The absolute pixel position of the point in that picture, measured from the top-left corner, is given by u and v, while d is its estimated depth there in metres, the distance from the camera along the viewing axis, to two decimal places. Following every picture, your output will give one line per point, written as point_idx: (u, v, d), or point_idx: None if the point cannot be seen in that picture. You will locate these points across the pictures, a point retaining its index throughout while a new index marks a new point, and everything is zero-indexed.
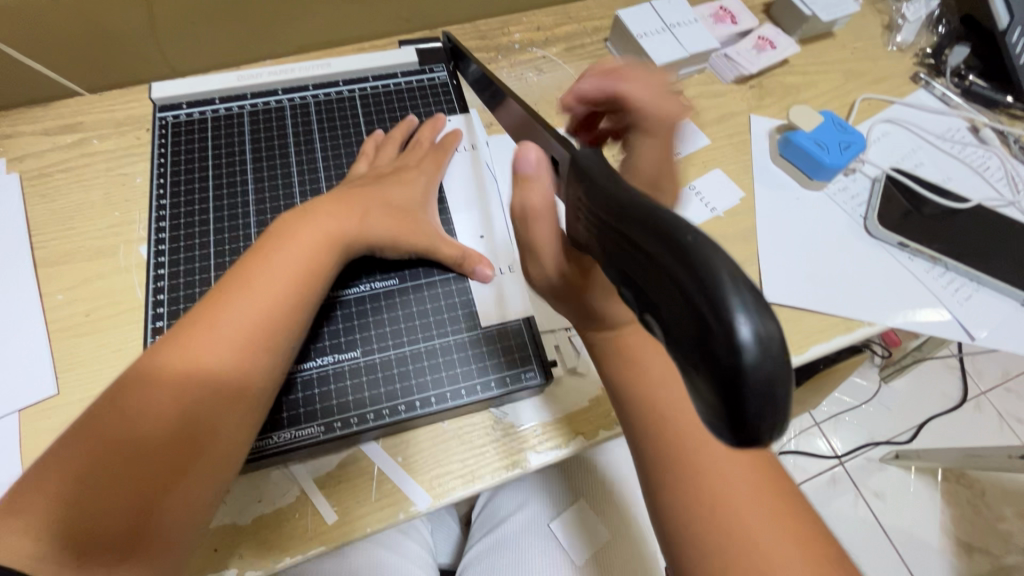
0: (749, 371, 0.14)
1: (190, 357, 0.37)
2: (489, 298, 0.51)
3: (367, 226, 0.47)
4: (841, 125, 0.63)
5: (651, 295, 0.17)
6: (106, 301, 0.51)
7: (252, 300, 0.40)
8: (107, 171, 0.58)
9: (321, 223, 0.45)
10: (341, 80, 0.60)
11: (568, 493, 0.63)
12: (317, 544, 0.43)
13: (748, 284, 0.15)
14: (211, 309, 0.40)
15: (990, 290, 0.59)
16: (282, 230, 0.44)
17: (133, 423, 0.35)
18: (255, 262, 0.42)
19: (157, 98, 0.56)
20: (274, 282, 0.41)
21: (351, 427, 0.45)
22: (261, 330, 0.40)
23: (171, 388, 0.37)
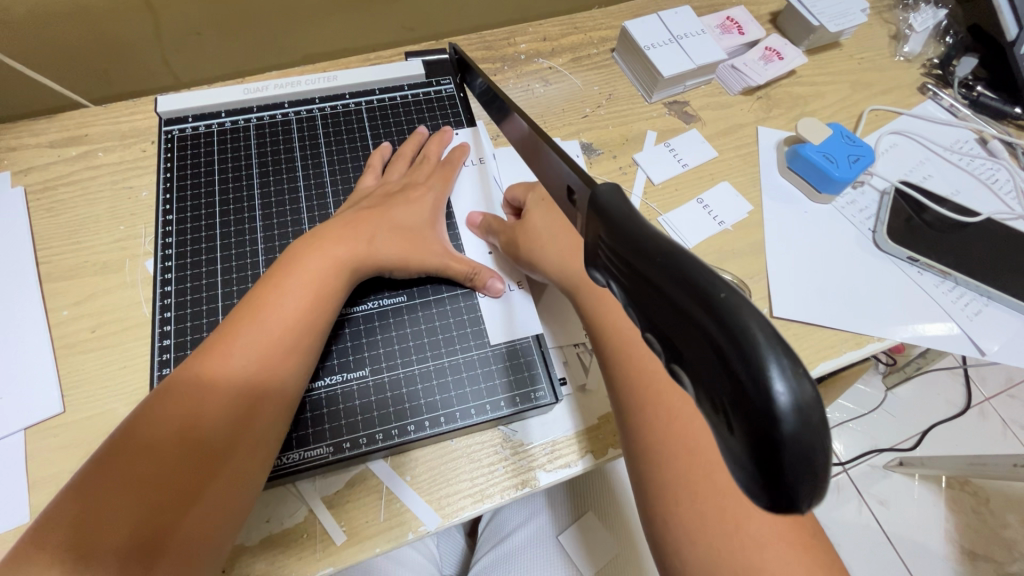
0: (787, 433, 0.15)
1: (206, 385, 0.39)
2: (498, 315, 0.51)
3: (375, 249, 0.47)
4: (849, 138, 0.62)
5: (676, 350, 0.18)
6: (112, 317, 0.51)
7: (265, 327, 0.41)
8: (113, 184, 0.58)
9: (330, 248, 0.45)
10: (348, 93, 0.59)
11: (577, 506, 0.63)
12: (326, 565, 0.43)
13: (780, 343, 0.15)
14: (223, 338, 0.41)
15: (999, 305, 0.59)
16: (291, 258, 0.45)
17: (154, 450, 0.36)
18: (266, 290, 0.43)
19: (163, 111, 0.55)
20: (285, 308, 0.42)
21: (361, 448, 0.45)
22: (274, 357, 0.41)
23: (189, 414, 0.37)
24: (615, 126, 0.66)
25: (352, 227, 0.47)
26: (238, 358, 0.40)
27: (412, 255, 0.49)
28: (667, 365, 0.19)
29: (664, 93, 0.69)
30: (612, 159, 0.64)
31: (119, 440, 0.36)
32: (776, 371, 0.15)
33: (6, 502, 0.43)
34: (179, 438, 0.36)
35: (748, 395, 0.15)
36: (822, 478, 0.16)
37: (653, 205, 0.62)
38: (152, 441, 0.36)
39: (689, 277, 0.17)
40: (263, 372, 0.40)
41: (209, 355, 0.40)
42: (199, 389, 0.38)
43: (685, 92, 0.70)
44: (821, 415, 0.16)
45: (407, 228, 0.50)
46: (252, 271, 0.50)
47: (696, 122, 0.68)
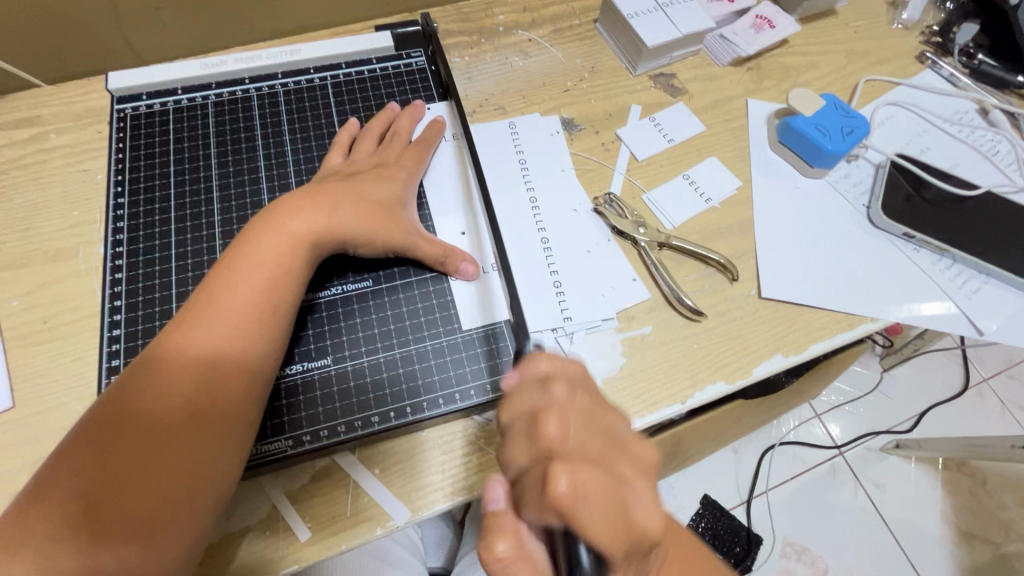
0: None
1: (172, 375, 0.37)
2: (475, 301, 0.48)
3: (336, 224, 0.44)
4: (843, 109, 0.59)
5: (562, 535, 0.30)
6: (65, 307, 0.48)
7: (229, 311, 0.39)
8: (67, 168, 0.55)
9: (297, 218, 0.43)
10: (313, 67, 0.56)
11: None
12: (290, 562, 0.41)
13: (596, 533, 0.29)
14: (183, 325, 0.39)
15: (999, 283, 0.56)
16: (246, 238, 0.42)
17: (123, 424, 0.35)
18: (223, 272, 0.41)
19: (113, 89, 0.52)
20: (249, 284, 0.40)
21: (321, 441, 0.43)
22: (238, 331, 0.39)
23: (155, 388, 0.37)
24: (598, 99, 0.63)
25: (312, 199, 0.44)
26: (203, 336, 0.38)
27: (374, 231, 0.46)
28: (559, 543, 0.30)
29: (650, 65, 0.65)
30: (594, 135, 0.61)
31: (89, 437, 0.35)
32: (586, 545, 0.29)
33: None
34: (158, 429, 0.36)
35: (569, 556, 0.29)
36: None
37: (636, 181, 0.59)
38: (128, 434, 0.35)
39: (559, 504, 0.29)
40: (228, 347, 0.38)
41: (167, 344, 0.38)
42: (168, 377, 0.37)
43: (672, 64, 0.67)
44: None
45: (373, 205, 0.46)
46: (209, 256, 0.47)
47: (682, 95, 0.65)
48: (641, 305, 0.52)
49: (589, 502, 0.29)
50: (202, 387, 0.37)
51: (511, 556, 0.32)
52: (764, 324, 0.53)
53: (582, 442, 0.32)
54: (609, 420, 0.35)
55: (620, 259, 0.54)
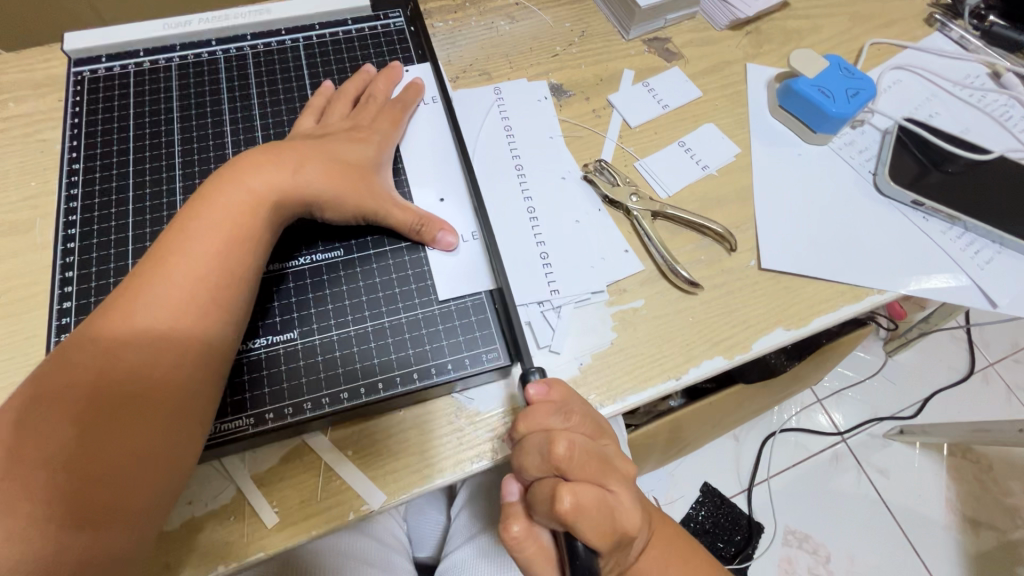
0: None
1: (123, 343, 0.34)
2: (454, 272, 0.45)
3: (300, 181, 0.41)
4: (847, 70, 0.56)
5: None
6: (18, 282, 0.45)
7: (185, 271, 0.36)
8: (25, 137, 0.52)
9: (255, 176, 0.40)
10: (284, 28, 0.53)
11: None
12: (256, 550, 0.38)
13: None
14: (129, 292, 0.35)
15: (1012, 252, 0.53)
16: (197, 198, 0.39)
17: (58, 394, 0.32)
18: (173, 235, 0.38)
19: (70, 50, 0.49)
20: (202, 246, 0.37)
21: (286, 419, 0.40)
22: (189, 294, 0.36)
23: (95, 357, 0.33)
24: (588, 64, 0.60)
25: (274, 157, 0.41)
26: (150, 302, 0.35)
27: (342, 192, 0.42)
28: None
29: (643, 29, 0.62)
30: (584, 101, 0.58)
31: (27, 419, 0.32)
32: None
33: None
34: (114, 400, 0.33)
35: None
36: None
37: (629, 149, 0.56)
38: (78, 408, 0.32)
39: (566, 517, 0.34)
40: (180, 313, 0.36)
41: (114, 308, 0.35)
42: (119, 347, 0.34)
43: (667, 28, 0.63)
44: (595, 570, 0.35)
45: (341, 165, 0.43)
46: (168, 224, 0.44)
47: (678, 59, 0.61)
48: (634, 278, 0.49)
49: (585, 512, 0.34)
50: (149, 355, 0.34)
51: (523, 535, 0.38)
52: (763, 296, 0.50)
53: (587, 470, 0.36)
54: (600, 444, 0.39)
55: (611, 229, 0.51)
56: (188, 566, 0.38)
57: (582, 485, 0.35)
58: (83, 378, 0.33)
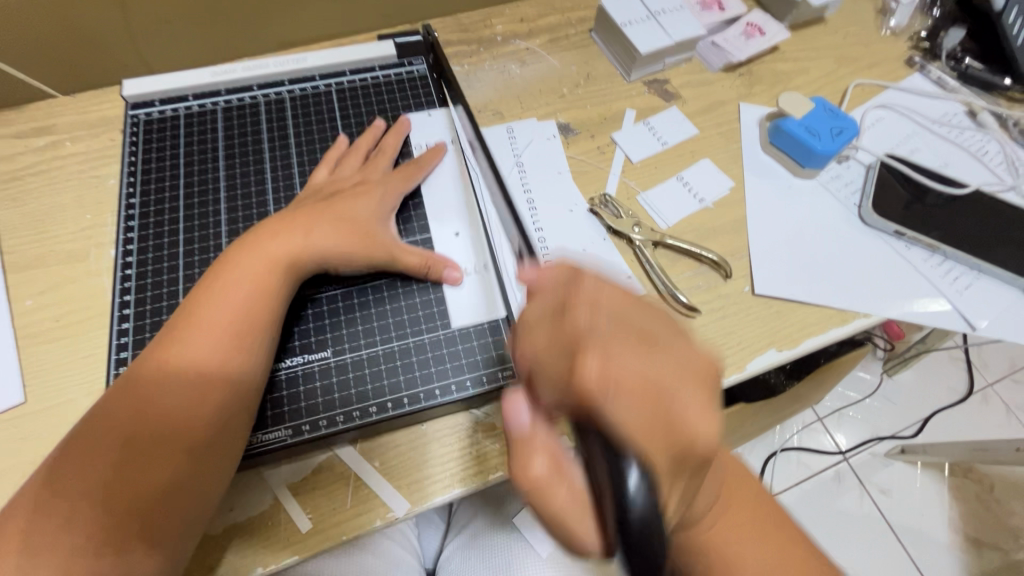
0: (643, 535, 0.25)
1: (160, 390, 0.38)
2: (463, 304, 0.49)
3: (313, 242, 0.46)
4: (831, 111, 0.61)
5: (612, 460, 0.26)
6: (75, 306, 0.50)
7: (214, 325, 0.41)
8: (81, 173, 0.57)
9: (276, 241, 0.45)
10: (318, 75, 0.58)
11: None
12: (291, 553, 0.42)
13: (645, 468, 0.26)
14: (164, 346, 0.40)
15: (990, 277, 0.57)
16: (224, 263, 0.44)
17: (100, 435, 0.37)
18: (203, 295, 0.42)
19: (128, 96, 0.54)
20: (226, 301, 0.42)
21: (320, 430, 0.44)
22: (213, 344, 0.40)
23: (131, 402, 0.38)
24: (593, 105, 0.65)
25: (289, 224, 0.46)
26: (179, 354, 0.39)
27: (350, 247, 0.47)
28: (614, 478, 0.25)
29: (643, 72, 0.67)
30: (590, 139, 0.63)
31: (75, 464, 0.36)
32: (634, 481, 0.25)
33: None
34: (152, 442, 0.37)
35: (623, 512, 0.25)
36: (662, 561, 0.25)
37: (631, 183, 0.60)
38: (122, 450, 0.36)
39: (581, 404, 0.28)
40: (205, 364, 0.40)
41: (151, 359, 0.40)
42: (151, 394, 0.38)
43: (665, 70, 0.69)
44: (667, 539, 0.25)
45: (347, 221, 0.48)
46: (215, 253, 0.49)
47: (676, 100, 0.66)
48: None
49: (618, 389, 0.28)
50: (178, 400, 0.38)
51: (547, 478, 0.30)
52: (757, 320, 0.53)
53: (604, 347, 0.29)
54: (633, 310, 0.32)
55: (615, 258, 0.55)
56: (231, 567, 0.41)
57: (596, 354, 0.29)
58: (119, 422, 0.37)
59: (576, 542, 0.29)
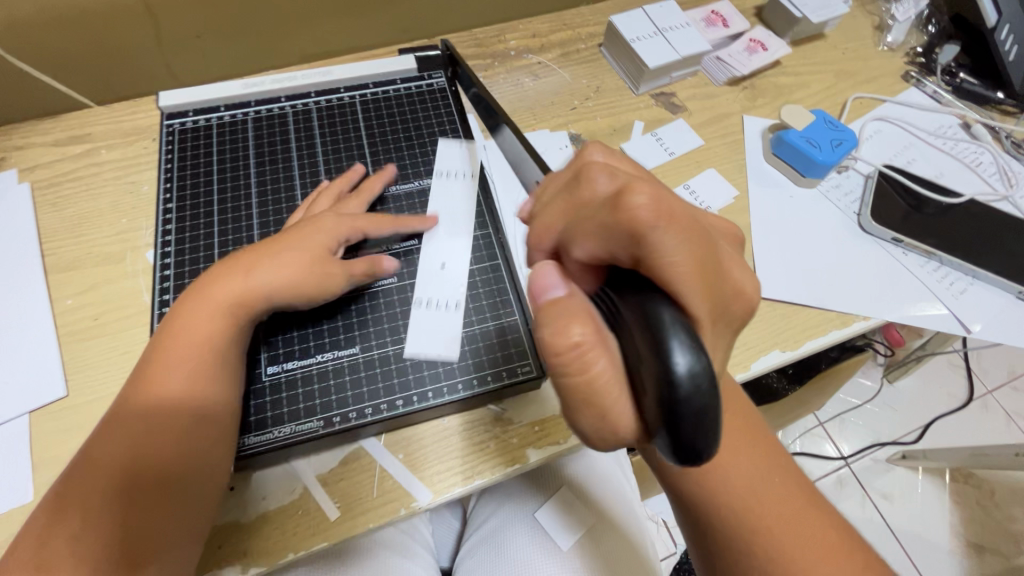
0: (685, 399, 0.23)
1: (129, 443, 0.39)
2: (431, 335, 0.49)
3: (256, 275, 0.44)
4: (831, 124, 0.64)
5: (654, 333, 0.24)
6: (113, 306, 0.52)
7: (174, 376, 0.41)
8: (116, 180, 0.60)
9: (237, 272, 0.45)
10: (343, 87, 0.61)
11: (549, 489, 0.64)
12: (320, 540, 0.44)
13: (684, 330, 0.24)
14: (140, 383, 0.41)
15: (985, 284, 0.60)
16: (178, 314, 0.44)
17: (86, 474, 0.38)
18: (158, 349, 0.43)
19: (164, 106, 0.57)
20: (193, 335, 0.42)
21: (350, 422, 0.45)
22: (184, 380, 0.41)
23: (111, 439, 0.39)
24: (603, 117, 0.68)
25: (238, 259, 0.46)
26: (154, 392, 0.41)
27: (310, 285, 0.45)
28: (655, 344, 0.24)
29: (651, 85, 0.70)
30: None
31: (53, 518, 0.37)
32: (678, 352, 0.24)
33: (7, 483, 0.44)
34: (125, 493, 0.38)
35: (665, 373, 0.24)
36: (713, 418, 0.24)
37: None
38: (95, 501, 0.37)
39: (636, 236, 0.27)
40: (179, 400, 0.41)
41: (129, 395, 0.41)
42: (130, 429, 0.40)
43: (672, 84, 0.71)
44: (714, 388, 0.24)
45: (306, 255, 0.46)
46: None
47: (682, 112, 0.69)
48: None
49: (670, 228, 0.26)
50: (152, 435, 0.40)
51: (588, 342, 0.27)
52: (761, 322, 0.56)
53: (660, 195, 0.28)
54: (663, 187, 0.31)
55: None
56: (262, 554, 0.43)
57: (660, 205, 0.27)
58: (100, 461, 0.39)
59: (605, 412, 0.28)
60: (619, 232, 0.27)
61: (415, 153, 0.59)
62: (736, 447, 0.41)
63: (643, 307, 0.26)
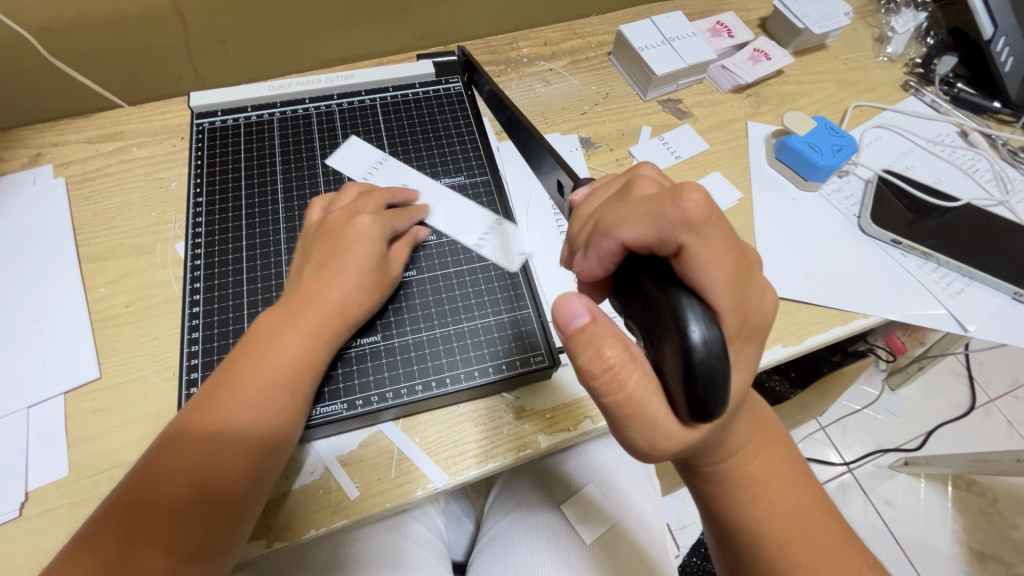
0: (701, 361, 0.25)
1: (191, 453, 0.40)
2: None
3: (346, 306, 0.47)
4: (833, 130, 0.66)
5: (672, 319, 0.27)
6: (143, 293, 0.55)
7: (253, 393, 0.42)
8: (146, 176, 0.62)
9: (323, 299, 0.46)
10: (364, 90, 0.64)
11: (564, 493, 0.66)
12: (341, 518, 0.46)
13: (702, 308, 0.26)
14: (214, 404, 0.41)
15: (980, 285, 0.62)
16: (265, 330, 0.44)
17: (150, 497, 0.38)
18: (239, 360, 0.43)
19: (195, 106, 0.60)
20: (277, 362, 0.43)
21: (372, 405, 0.48)
22: (265, 408, 0.42)
23: (183, 463, 0.39)
24: (612, 121, 0.71)
25: (313, 284, 0.47)
26: (231, 417, 0.41)
27: (378, 301, 0.49)
28: (671, 318, 0.27)
29: (658, 92, 0.73)
30: (609, 152, 0.68)
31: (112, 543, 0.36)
32: (693, 321, 0.26)
33: (42, 459, 0.46)
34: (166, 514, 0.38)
35: (680, 340, 0.26)
36: (724, 384, 0.26)
37: None
38: (151, 525, 0.37)
39: (627, 247, 0.29)
40: (255, 429, 0.41)
41: (200, 418, 0.41)
42: (202, 453, 0.40)
43: (678, 91, 0.74)
44: (727, 354, 0.26)
45: (378, 270, 0.49)
46: (274, 247, 0.54)
47: (688, 118, 0.72)
48: None
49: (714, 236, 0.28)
50: (225, 463, 0.40)
51: (621, 361, 0.30)
52: None
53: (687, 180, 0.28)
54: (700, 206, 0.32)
55: None
56: (287, 529, 0.45)
57: (692, 185, 0.28)
58: (169, 484, 0.38)
59: (650, 420, 0.30)
60: (599, 249, 0.31)
61: (433, 154, 0.62)
62: (784, 481, 0.39)
63: (662, 293, 0.28)
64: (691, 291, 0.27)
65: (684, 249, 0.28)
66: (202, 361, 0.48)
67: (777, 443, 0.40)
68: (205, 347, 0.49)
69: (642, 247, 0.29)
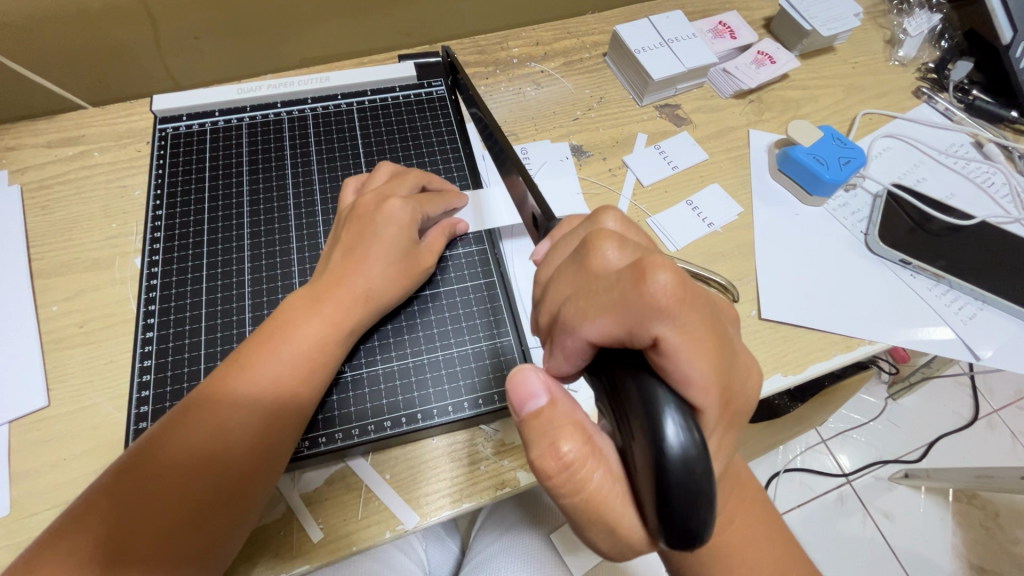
0: (679, 476, 0.22)
1: (212, 414, 0.38)
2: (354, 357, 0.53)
3: (372, 288, 0.44)
4: (839, 141, 0.62)
5: (648, 422, 0.23)
6: (99, 313, 0.51)
7: (275, 376, 0.40)
8: (108, 183, 0.59)
9: (350, 281, 0.44)
10: (340, 94, 0.60)
11: (549, 519, 0.64)
12: (301, 562, 0.42)
13: (682, 410, 0.23)
14: (242, 362, 0.40)
15: (996, 310, 0.58)
16: (293, 306, 0.43)
17: (173, 447, 0.37)
18: (256, 346, 0.41)
19: (157, 110, 0.57)
20: (304, 336, 0.41)
21: (336, 443, 0.44)
22: (288, 377, 0.40)
23: (208, 419, 0.38)
24: (606, 128, 0.67)
25: (332, 274, 0.44)
26: (252, 384, 0.39)
27: (394, 298, 0.46)
28: (647, 419, 0.23)
29: (655, 97, 0.69)
30: (602, 161, 0.64)
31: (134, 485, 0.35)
32: (671, 429, 0.22)
33: None
34: (184, 464, 0.36)
35: (657, 449, 0.22)
36: (708, 500, 0.22)
37: (641, 206, 0.62)
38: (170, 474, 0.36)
39: (595, 344, 0.27)
40: (280, 395, 0.40)
41: (228, 375, 0.39)
42: (224, 408, 0.38)
43: (677, 96, 0.70)
44: (709, 465, 0.23)
45: (406, 258, 0.47)
46: (237, 265, 0.50)
47: (687, 125, 0.68)
48: None
49: (688, 318, 0.25)
50: (240, 432, 0.38)
51: (580, 458, 0.27)
52: (764, 344, 0.54)
53: (651, 255, 0.25)
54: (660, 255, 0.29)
55: None
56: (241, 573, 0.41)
57: (657, 262, 0.25)
58: (193, 440, 0.37)
59: (613, 526, 0.27)
60: (565, 349, 0.28)
61: (411, 163, 0.58)
62: (767, 542, 0.36)
63: (636, 388, 0.24)
64: (668, 388, 0.24)
65: (658, 342, 0.24)
66: (152, 394, 0.45)
67: (757, 502, 0.37)
68: (158, 377, 0.45)
69: (611, 342, 0.26)
